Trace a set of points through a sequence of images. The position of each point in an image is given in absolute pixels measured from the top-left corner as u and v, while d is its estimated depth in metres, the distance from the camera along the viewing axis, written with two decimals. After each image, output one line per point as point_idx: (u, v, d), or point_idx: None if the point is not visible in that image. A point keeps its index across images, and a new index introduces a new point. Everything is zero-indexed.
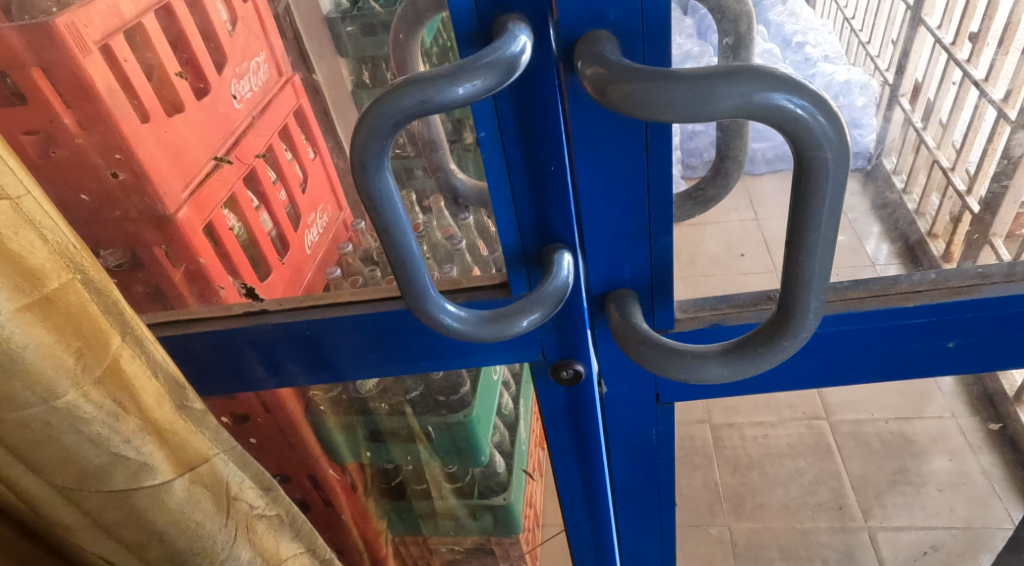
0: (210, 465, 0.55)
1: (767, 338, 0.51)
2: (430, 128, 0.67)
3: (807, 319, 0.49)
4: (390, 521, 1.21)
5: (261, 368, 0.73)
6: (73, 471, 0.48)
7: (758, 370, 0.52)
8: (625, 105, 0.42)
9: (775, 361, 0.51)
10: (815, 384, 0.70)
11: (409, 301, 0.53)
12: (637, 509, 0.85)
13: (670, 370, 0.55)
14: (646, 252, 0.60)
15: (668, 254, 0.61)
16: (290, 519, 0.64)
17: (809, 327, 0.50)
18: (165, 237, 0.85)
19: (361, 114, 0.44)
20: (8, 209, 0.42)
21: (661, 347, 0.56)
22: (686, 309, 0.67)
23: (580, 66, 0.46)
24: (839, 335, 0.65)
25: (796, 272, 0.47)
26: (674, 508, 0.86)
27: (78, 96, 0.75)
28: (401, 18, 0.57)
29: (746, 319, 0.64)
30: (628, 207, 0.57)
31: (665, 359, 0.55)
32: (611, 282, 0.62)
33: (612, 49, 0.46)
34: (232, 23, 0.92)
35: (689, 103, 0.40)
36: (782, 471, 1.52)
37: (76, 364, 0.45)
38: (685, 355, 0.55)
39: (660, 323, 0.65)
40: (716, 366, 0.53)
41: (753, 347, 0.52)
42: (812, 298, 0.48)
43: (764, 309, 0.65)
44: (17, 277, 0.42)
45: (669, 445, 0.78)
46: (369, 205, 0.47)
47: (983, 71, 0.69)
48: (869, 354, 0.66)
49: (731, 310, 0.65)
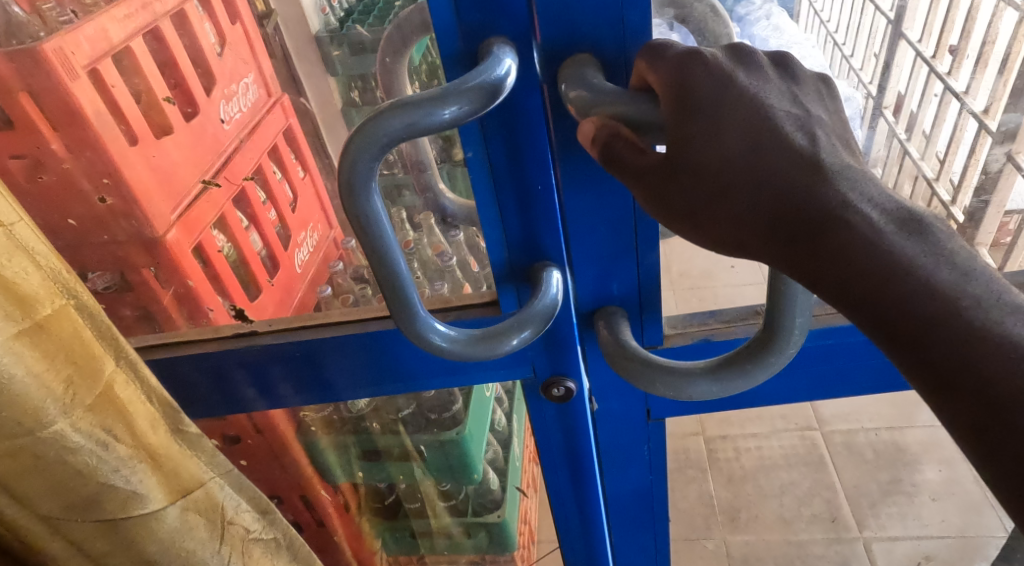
0: (205, 490, 0.55)
1: (755, 354, 0.53)
2: (418, 149, 0.67)
3: (795, 334, 0.52)
4: (384, 541, 1.19)
5: (251, 390, 0.73)
6: (61, 501, 0.48)
7: (748, 385, 0.54)
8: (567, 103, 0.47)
9: (763, 377, 0.54)
10: (806, 396, 0.70)
11: (398, 319, 0.52)
12: (630, 524, 0.86)
13: (661, 388, 0.56)
14: (633, 271, 0.61)
15: (655, 271, 0.61)
16: (288, 542, 0.64)
17: (794, 344, 0.52)
18: (153, 260, 0.85)
19: (349, 138, 0.45)
20: (2, 236, 0.42)
21: (651, 363, 0.56)
22: (674, 325, 0.67)
23: (564, 88, 0.48)
24: (828, 349, 0.65)
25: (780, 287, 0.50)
26: (668, 522, 0.87)
27: (66, 121, 0.76)
28: (386, 41, 0.57)
29: (734, 334, 0.64)
30: (615, 226, 0.58)
31: (655, 376, 0.56)
32: (600, 299, 0.63)
33: (596, 72, 0.48)
34: (220, 45, 0.92)
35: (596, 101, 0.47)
36: (775, 483, 1.60)
37: (66, 392, 0.45)
38: (674, 372, 0.55)
39: (648, 339, 0.66)
40: (705, 384, 0.55)
41: (742, 364, 0.54)
42: (798, 313, 0.51)
43: (752, 323, 0.65)
44: (10, 306, 0.42)
45: (662, 461, 0.79)
46: (357, 226, 0.47)
47: (963, 83, 0.72)
48: (859, 366, 0.67)
49: (720, 325, 0.66)
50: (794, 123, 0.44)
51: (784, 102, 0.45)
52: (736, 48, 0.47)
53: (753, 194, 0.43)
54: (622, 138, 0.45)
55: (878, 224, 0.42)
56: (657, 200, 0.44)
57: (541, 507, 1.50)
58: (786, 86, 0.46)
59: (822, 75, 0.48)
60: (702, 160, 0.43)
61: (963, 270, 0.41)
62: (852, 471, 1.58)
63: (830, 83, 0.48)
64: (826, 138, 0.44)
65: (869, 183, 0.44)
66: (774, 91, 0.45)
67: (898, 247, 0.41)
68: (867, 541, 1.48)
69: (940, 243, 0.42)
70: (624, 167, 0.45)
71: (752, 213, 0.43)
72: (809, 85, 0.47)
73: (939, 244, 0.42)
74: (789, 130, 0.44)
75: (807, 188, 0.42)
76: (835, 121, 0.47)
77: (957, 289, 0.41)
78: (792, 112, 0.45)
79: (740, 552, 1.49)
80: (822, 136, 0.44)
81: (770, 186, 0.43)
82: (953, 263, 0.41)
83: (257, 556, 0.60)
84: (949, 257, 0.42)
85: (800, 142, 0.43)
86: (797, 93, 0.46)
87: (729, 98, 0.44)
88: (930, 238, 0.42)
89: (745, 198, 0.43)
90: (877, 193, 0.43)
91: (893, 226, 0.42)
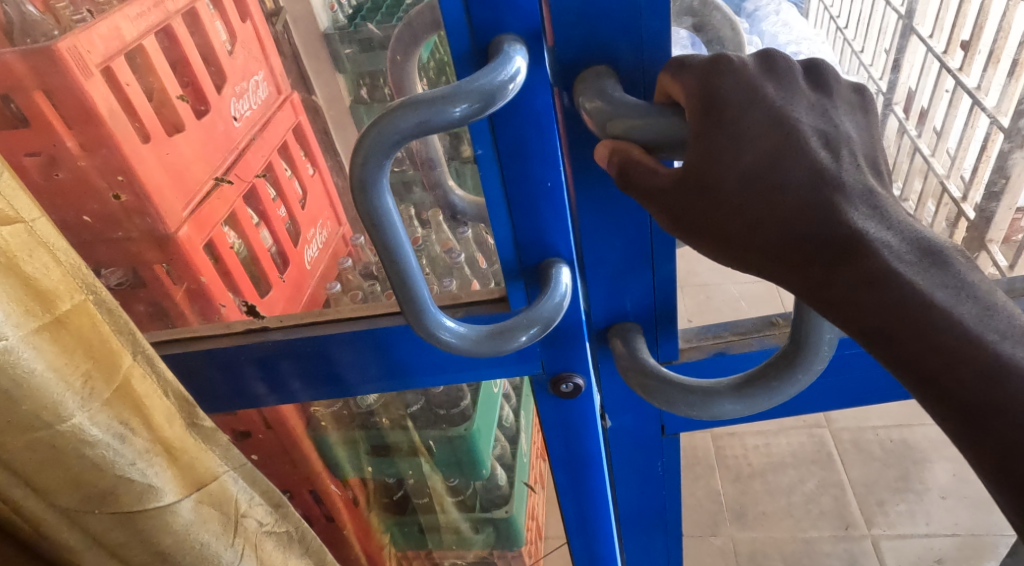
0: (219, 483, 0.55)
1: (782, 371, 0.55)
2: (429, 148, 0.69)
3: (823, 348, 0.54)
4: (393, 536, 1.20)
5: (262, 386, 0.73)
6: (78, 493, 0.48)
7: (772, 402, 0.56)
8: (596, 122, 0.48)
9: (788, 393, 0.55)
10: (816, 406, 0.72)
11: (409, 317, 0.53)
12: (641, 536, 0.87)
13: (684, 408, 0.58)
14: (648, 281, 0.62)
15: (669, 282, 0.63)
16: (299, 535, 0.66)
17: (822, 358, 0.54)
18: (166, 256, 0.86)
19: (360, 135, 0.45)
20: (23, 232, 0.43)
21: (671, 383, 0.58)
22: (689, 339, 0.69)
23: (581, 100, 0.48)
24: (846, 357, 0.67)
25: (807, 308, 0.52)
26: (679, 537, 0.89)
27: (80, 119, 0.77)
28: (397, 40, 0.58)
29: (751, 346, 0.67)
30: (629, 238, 0.59)
31: (679, 396, 0.58)
32: (613, 315, 0.65)
33: (614, 85, 0.49)
34: (231, 44, 0.93)
35: (611, 116, 0.47)
36: (783, 480, 1.61)
37: (84, 387, 0.45)
38: (698, 392, 0.57)
39: (663, 354, 0.68)
40: (729, 402, 0.56)
41: (766, 381, 0.55)
42: (827, 329, 0.53)
43: (769, 335, 0.68)
44: (31, 301, 0.43)
45: (676, 474, 0.81)
46: (368, 223, 0.48)
47: (975, 79, 0.71)
48: (866, 376, 0.69)
49: (734, 337, 0.69)
50: (820, 138, 0.44)
51: (812, 116, 0.45)
52: (767, 56, 0.47)
53: (770, 214, 0.43)
54: (636, 161, 0.46)
55: (899, 252, 0.42)
56: (676, 216, 0.45)
57: (549, 502, 1.51)
58: (816, 99, 0.46)
59: (857, 90, 0.48)
60: (719, 177, 0.44)
61: (984, 305, 0.42)
62: (861, 468, 1.59)
63: (865, 94, 0.48)
64: (846, 152, 0.44)
65: (892, 207, 0.44)
66: (801, 103, 0.45)
67: (919, 279, 0.41)
68: (875, 538, 1.49)
69: (962, 276, 0.42)
70: (642, 188, 0.45)
71: (768, 233, 0.43)
72: (843, 98, 0.47)
73: (961, 277, 0.42)
74: (813, 147, 0.44)
75: (829, 208, 0.42)
76: (865, 138, 0.46)
77: (980, 325, 0.41)
78: (819, 126, 0.45)
79: (747, 549, 1.50)
80: (842, 144, 0.45)
81: (792, 208, 0.43)
82: (975, 297, 0.42)
83: (269, 549, 0.61)
84: (970, 291, 0.42)
85: (821, 157, 0.43)
86: (827, 106, 0.46)
87: (755, 110, 0.44)
88: (951, 270, 0.42)
89: (764, 220, 0.43)
90: (900, 220, 0.43)
91: (914, 255, 0.42)
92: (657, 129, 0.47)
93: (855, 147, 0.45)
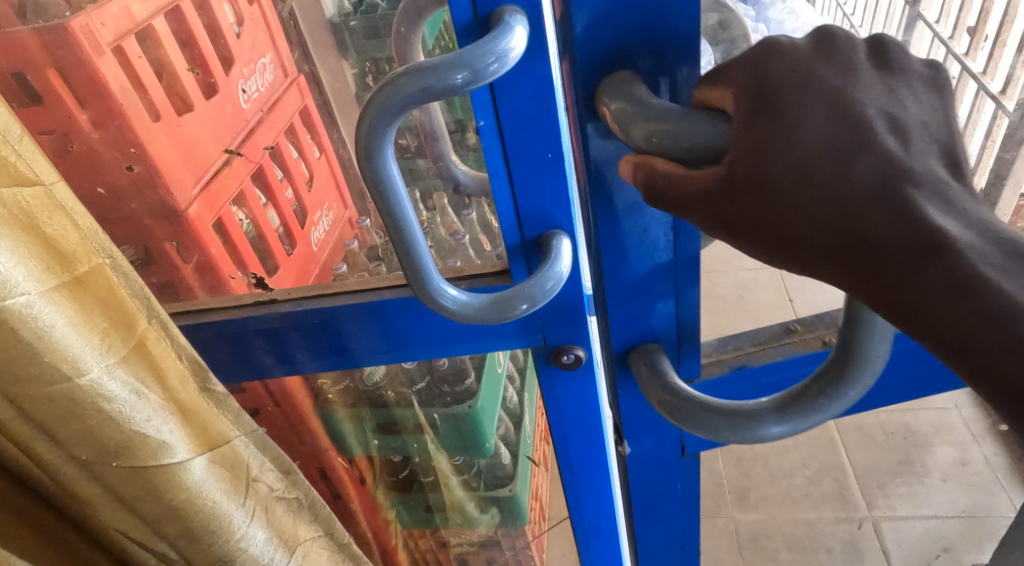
0: (231, 446, 0.57)
1: (828, 389, 0.54)
2: (430, 118, 0.72)
3: (876, 359, 0.52)
4: (398, 512, 1.22)
5: (269, 357, 0.75)
6: (97, 446, 0.50)
7: (821, 419, 0.55)
8: (618, 126, 0.49)
9: (837, 409, 0.54)
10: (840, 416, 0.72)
11: (411, 283, 0.54)
12: (663, 545, 0.89)
13: (729, 434, 0.57)
14: (670, 288, 0.64)
15: (692, 289, 0.65)
16: (308, 502, 0.68)
17: (875, 368, 0.53)
18: (175, 231, 0.87)
19: (366, 102, 0.47)
20: (42, 194, 0.44)
21: (710, 408, 0.58)
22: (709, 354, 0.72)
23: (609, 101, 0.50)
24: None
25: (859, 317, 0.51)
26: (698, 540, 0.90)
27: (92, 94, 0.78)
28: (402, 13, 0.60)
29: (771, 357, 0.70)
30: (651, 256, 0.62)
31: (724, 424, 0.57)
32: (638, 335, 0.68)
33: (644, 90, 0.50)
34: (239, 25, 0.94)
35: (626, 118, 0.49)
36: (785, 464, 1.64)
37: (101, 344, 0.47)
38: (743, 416, 0.57)
39: (686, 372, 0.71)
40: (776, 423, 0.55)
41: (813, 400, 0.54)
42: (879, 340, 0.52)
43: (789, 344, 0.70)
44: (53, 259, 0.44)
45: (696, 479, 0.82)
46: (374, 190, 0.49)
47: (979, 64, 0.80)
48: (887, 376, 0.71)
49: (754, 349, 0.71)
50: (887, 123, 0.43)
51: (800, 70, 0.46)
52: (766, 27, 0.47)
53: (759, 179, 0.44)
54: (663, 175, 0.48)
55: (984, 252, 0.40)
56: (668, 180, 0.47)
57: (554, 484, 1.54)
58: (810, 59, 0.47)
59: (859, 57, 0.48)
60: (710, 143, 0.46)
61: None
62: (863, 452, 1.63)
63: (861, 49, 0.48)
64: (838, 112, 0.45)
65: (971, 207, 0.41)
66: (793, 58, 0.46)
67: (990, 275, 0.39)
68: (876, 520, 1.51)
69: None
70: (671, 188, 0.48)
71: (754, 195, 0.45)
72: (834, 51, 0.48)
73: None
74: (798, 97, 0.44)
75: (824, 164, 0.43)
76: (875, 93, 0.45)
77: None
78: (803, 78, 0.46)
79: (749, 531, 1.53)
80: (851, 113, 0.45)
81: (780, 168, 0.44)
82: None
83: (279, 513, 0.63)
84: None
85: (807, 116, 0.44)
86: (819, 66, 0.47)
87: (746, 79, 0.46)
88: None
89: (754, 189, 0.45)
90: (982, 221, 0.41)
91: (1002, 253, 0.40)
92: (679, 133, 0.48)
93: (882, 119, 0.44)
